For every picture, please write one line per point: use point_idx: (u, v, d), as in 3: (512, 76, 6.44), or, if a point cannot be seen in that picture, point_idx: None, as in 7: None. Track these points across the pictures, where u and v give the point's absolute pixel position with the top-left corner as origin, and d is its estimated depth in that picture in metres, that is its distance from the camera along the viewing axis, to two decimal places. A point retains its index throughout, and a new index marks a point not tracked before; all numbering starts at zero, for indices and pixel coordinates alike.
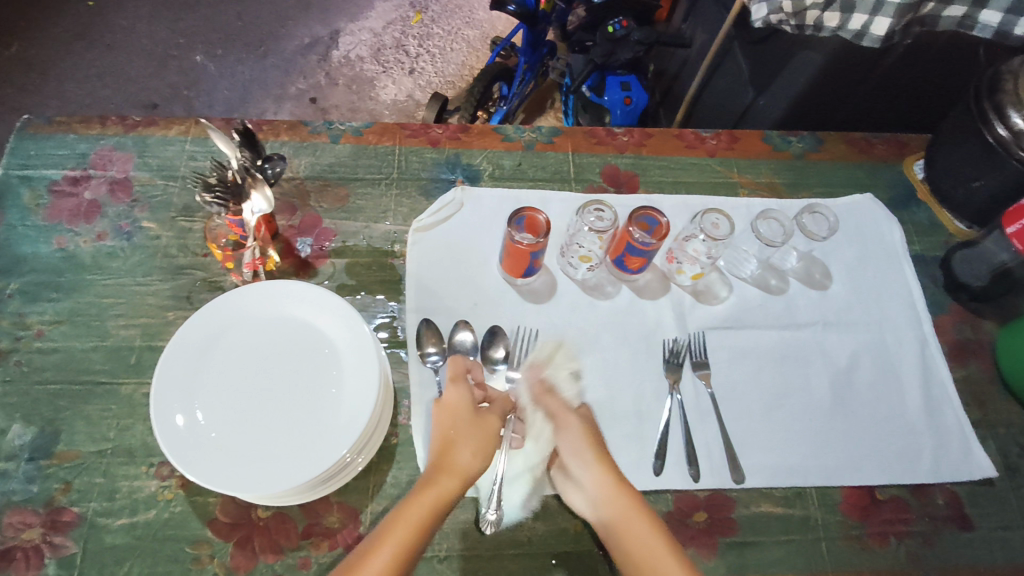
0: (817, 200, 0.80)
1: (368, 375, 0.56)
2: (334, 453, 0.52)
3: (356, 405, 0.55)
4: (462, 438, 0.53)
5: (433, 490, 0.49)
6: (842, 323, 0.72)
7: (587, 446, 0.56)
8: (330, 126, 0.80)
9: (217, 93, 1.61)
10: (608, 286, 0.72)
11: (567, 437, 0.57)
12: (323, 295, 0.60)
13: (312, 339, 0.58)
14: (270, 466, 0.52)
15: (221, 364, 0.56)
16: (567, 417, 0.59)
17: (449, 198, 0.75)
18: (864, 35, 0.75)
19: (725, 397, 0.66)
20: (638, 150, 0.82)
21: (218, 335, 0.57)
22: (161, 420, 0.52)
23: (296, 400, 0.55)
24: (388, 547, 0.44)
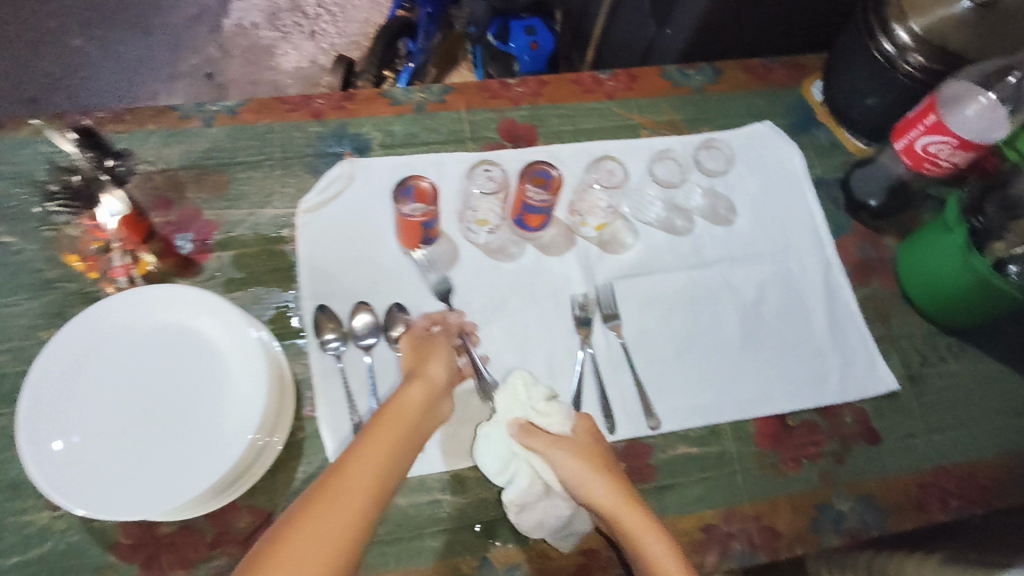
0: (716, 132, 0.79)
1: (257, 374, 0.54)
2: (231, 461, 0.51)
3: (246, 410, 0.53)
4: (425, 356, 0.58)
5: (398, 419, 0.51)
6: (748, 257, 0.72)
7: (590, 469, 0.54)
8: (201, 108, 0.73)
9: (101, 79, 1.49)
10: (512, 247, 0.69)
11: (566, 466, 0.54)
12: (198, 294, 0.55)
13: (190, 342, 0.55)
14: (164, 483, 0.50)
15: (95, 382, 0.52)
16: (556, 444, 0.56)
17: (336, 172, 0.71)
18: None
19: (637, 346, 0.66)
20: (534, 100, 0.79)
21: (83, 351, 0.53)
22: (33, 451, 0.48)
23: (184, 409, 0.53)
24: (374, 447, 0.47)
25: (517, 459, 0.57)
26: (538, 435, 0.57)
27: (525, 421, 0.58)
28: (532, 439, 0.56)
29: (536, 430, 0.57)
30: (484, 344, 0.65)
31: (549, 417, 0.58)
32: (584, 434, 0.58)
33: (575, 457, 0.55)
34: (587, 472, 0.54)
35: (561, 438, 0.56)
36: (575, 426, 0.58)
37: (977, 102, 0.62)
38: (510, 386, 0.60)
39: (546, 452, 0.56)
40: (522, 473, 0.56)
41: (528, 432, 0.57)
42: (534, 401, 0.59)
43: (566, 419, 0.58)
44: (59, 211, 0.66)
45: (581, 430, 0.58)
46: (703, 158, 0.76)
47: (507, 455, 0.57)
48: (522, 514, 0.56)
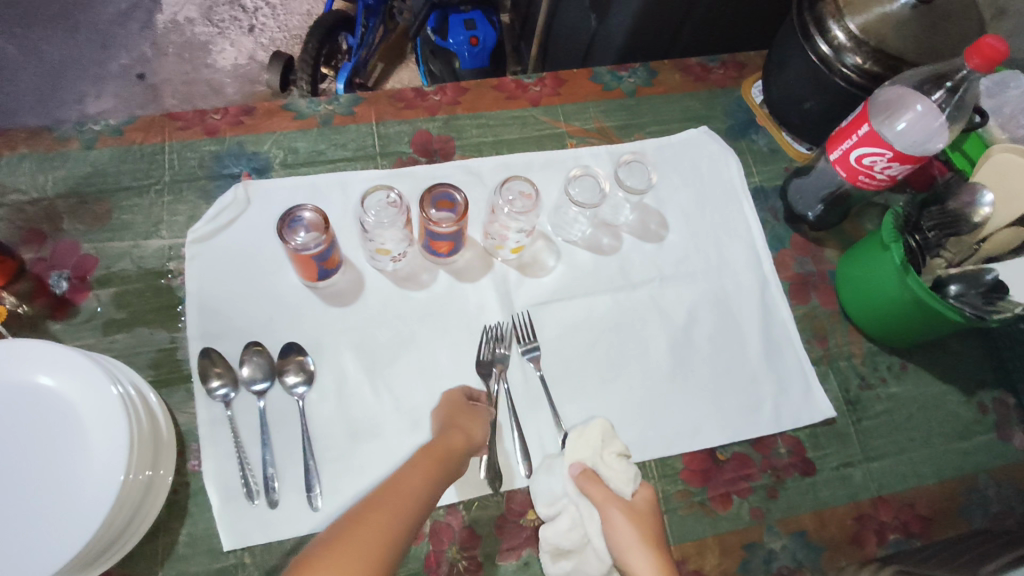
0: (648, 140, 0.74)
1: (115, 433, 0.48)
2: (85, 534, 0.46)
3: (102, 475, 0.47)
4: (464, 417, 0.54)
5: (444, 443, 0.50)
6: (679, 277, 0.68)
7: (637, 538, 0.47)
8: (82, 127, 0.68)
9: (24, 81, 1.41)
10: (424, 274, 0.64)
11: (617, 530, 0.47)
12: (55, 349, 0.50)
13: (44, 403, 0.50)
14: (12, 565, 0.45)
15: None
16: (613, 501, 0.49)
17: (230, 197, 0.65)
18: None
19: (558, 379, 0.62)
20: (452, 109, 0.73)
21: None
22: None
23: (37, 478, 0.48)
24: (417, 472, 0.46)
25: (565, 503, 0.53)
26: (596, 486, 0.50)
27: (590, 467, 0.53)
28: (591, 489, 0.50)
29: (597, 480, 0.51)
30: (389, 383, 0.60)
31: (613, 473, 0.52)
32: (646, 504, 0.50)
33: (630, 524, 0.47)
34: (640, 542, 0.46)
35: (621, 499, 0.49)
36: (639, 492, 0.51)
37: (911, 111, 0.59)
38: (586, 428, 0.56)
39: (601, 507, 0.49)
40: (563, 519, 0.52)
41: (590, 479, 0.51)
42: (605, 452, 0.54)
43: (633, 481, 0.52)
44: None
45: (643, 498, 0.50)
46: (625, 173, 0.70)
47: (560, 493, 0.53)
48: (557, 560, 0.53)
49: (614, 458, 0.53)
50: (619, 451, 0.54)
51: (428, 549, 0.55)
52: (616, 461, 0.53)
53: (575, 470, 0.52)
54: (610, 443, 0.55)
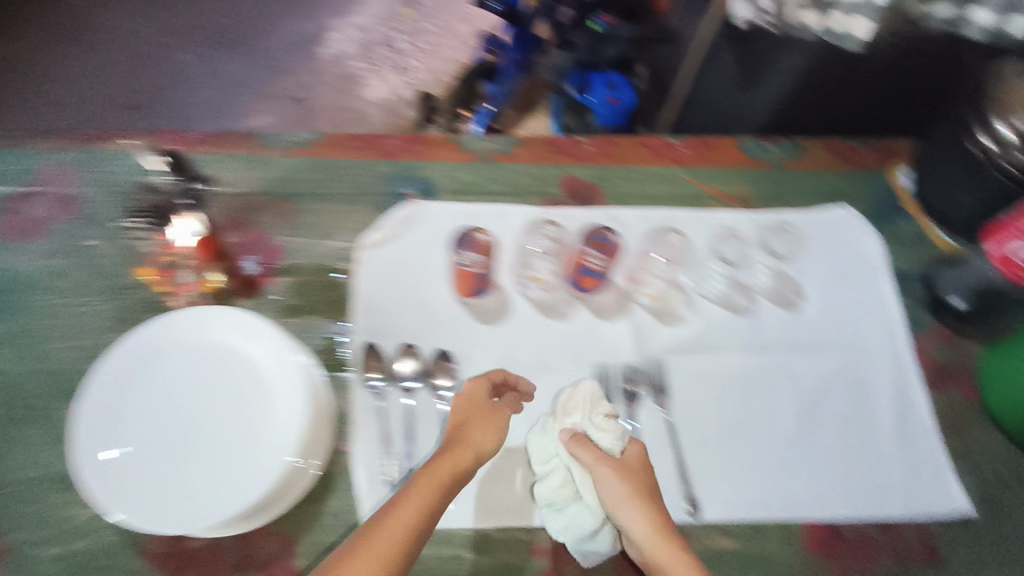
0: (791, 212, 0.76)
1: (297, 405, 0.55)
2: (262, 489, 0.51)
3: (283, 439, 0.53)
4: (475, 422, 0.57)
5: (453, 459, 0.53)
6: (812, 346, 0.68)
7: (629, 491, 0.54)
8: (280, 138, 0.77)
9: (200, 93, 1.59)
10: (564, 306, 0.68)
11: (609, 484, 0.54)
12: (253, 320, 0.57)
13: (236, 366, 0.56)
14: (199, 501, 0.51)
15: (145, 395, 0.55)
16: (605, 461, 0.56)
17: (400, 213, 0.72)
18: (865, 6, 0.77)
19: (684, 426, 0.63)
20: (603, 160, 0.78)
21: (139, 366, 0.56)
22: (79, 456, 0.50)
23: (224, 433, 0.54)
24: (415, 501, 0.48)
25: (556, 462, 0.58)
26: (587, 447, 0.56)
27: (580, 432, 0.58)
28: (583, 449, 0.56)
29: (586, 440, 0.57)
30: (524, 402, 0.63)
31: (603, 434, 0.57)
32: (634, 459, 0.57)
33: (622, 478, 0.55)
34: (631, 495, 0.54)
35: (612, 458, 0.56)
36: (626, 450, 0.58)
37: None
38: (577, 391, 0.61)
39: (592, 467, 0.55)
40: (556, 475, 0.57)
41: (581, 441, 0.57)
42: (594, 415, 0.59)
43: (620, 440, 0.58)
44: (127, 220, 0.71)
45: (631, 454, 0.57)
46: (772, 241, 0.73)
47: (553, 452, 0.58)
48: (552, 516, 0.57)
49: (604, 420, 0.58)
50: (608, 413, 0.59)
51: (547, 565, 0.57)
52: (607, 422, 0.58)
53: (566, 432, 0.58)
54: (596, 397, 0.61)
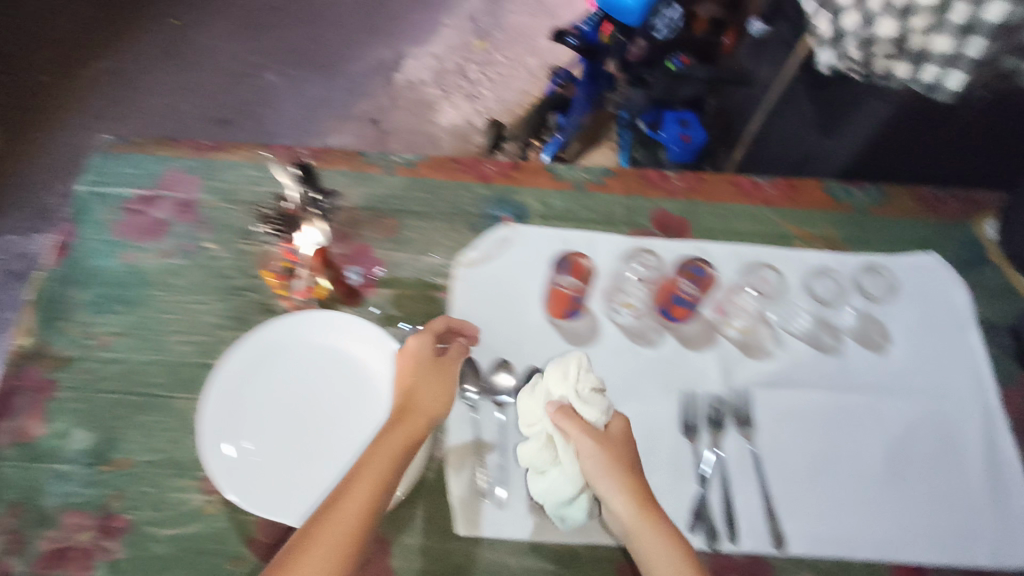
0: (878, 257, 0.77)
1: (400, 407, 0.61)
2: None
3: None
4: (422, 383, 0.58)
5: (403, 431, 0.55)
6: (898, 389, 0.69)
7: (611, 467, 0.55)
8: (386, 157, 0.82)
9: (286, 111, 1.70)
10: (652, 333, 0.70)
11: (590, 458, 0.55)
12: (358, 327, 0.64)
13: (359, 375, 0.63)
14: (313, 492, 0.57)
15: (270, 389, 0.61)
16: (588, 436, 0.55)
17: (498, 234, 0.75)
18: (958, 57, 0.74)
19: (769, 458, 0.64)
20: (691, 195, 0.81)
21: (267, 362, 0.62)
22: (204, 450, 0.56)
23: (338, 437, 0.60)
24: (364, 484, 0.51)
25: (541, 429, 0.59)
26: (571, 421, 0.56)
27: (566, 404, 0.57)
28: (567, 422, 0.56)
29: (571, 413, 0.56)
30: None
31: (589, 410, 0.56)
32: (619, 433, 0.57)
33: (604, 452, 0.55)
34: (611, 472, 0.55)
35: (596, 431, 0.56)
36: (611, 423, 0.57)
37: None
38: (563, 362, 0.58)
39: (577, 440, 0.55)
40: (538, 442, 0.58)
41: (565, 414, 0.56)
42: (580, 387, 0.57)
43: (604, 414, 0.57)
44: (257, 225, 0.75)
45: (617, 428, 0.57)
46: (864, 282, 0.74)
47: (541, 418, 0.59)
48: (538, 477, 0.59)
49: (591, 395, 0.57)
50: (594, 387, 0.57)
51: None
52: (594, 398, 0.57)
53: (551, 403, 0.57)
54: (582, 367, 0.58)
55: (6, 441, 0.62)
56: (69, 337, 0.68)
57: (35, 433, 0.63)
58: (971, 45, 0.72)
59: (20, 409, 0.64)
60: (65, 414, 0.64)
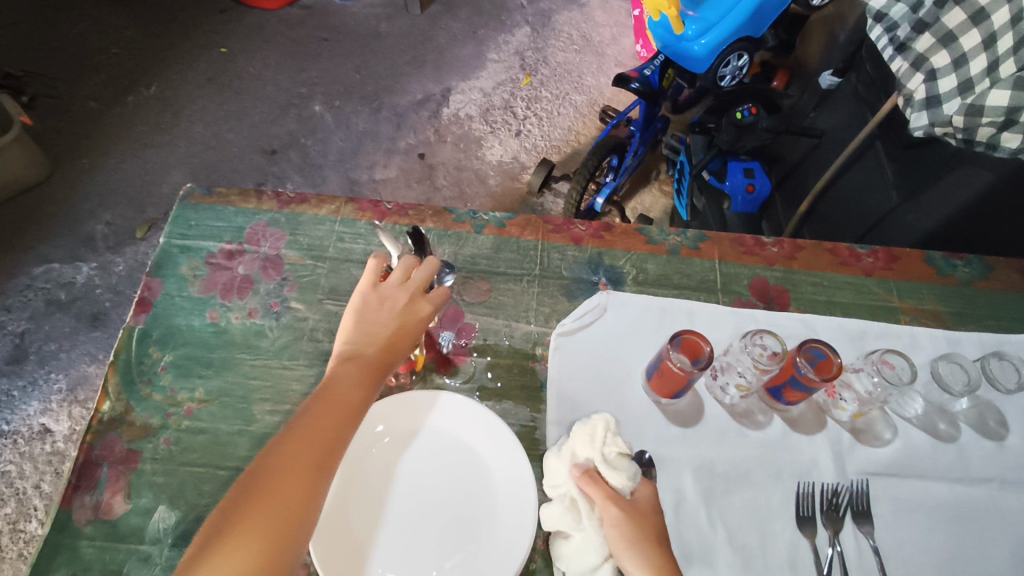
0: (990, 335, 0.73)
1: (521, 516, 0.56)
2: None
3: (503, 548, 0.55)
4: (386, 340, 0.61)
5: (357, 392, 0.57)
6: (1022, 482, 0.65)
7: (636, 535, 0.52)
8: (474, 215, 0.80)
9: (331, 143, 1.68)
10: (759, 414, 0.67)
11: (614, 526, 0.52)
12: (490, 418, 0.62)
13: (476, 466, 0.60)
14: None
15: (389, 457, 0.60)
16: (613, 502, 0.53)
17: (593, 302, 0.73)
18: None
19: (892, 557, 0.60)
20: (789, 263, 0.78)
21: (382, 433, 0.61)
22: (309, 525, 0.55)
23: (435, 525, 0.57)
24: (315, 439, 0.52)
25: (564, 492, 0.57)
26: (597, 484, 0.54)
27: (592, 468, 0.56)
28: (592, 487, 0.54)
29: (598, 478, 0.55)
30: (723, 513, 0.62)
31: (614, 474, 0.54)
32: (645, 501, 0.54)
33: (628, 520, 0.52)
34: (633, 541, 0.51)
35: (622, 499, 0.53)
36: (639, 490, 0.55)
37: None
38: (590, 424, 0.58)
39: (601, 506, 0.53)
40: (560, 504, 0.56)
41: (590, 478, 0.54)
42: (608, 450, 0.55)
43: (634, 479, 0.55)
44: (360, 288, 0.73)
45: (643, 497, 0.54)
46: (994, 369, 0.69)
47: (567, 481, 0.57)
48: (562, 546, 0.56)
49: (616, 459, 0.55)
50: (620, 450, 0.56)
51: None
52: (619, 462, 0.55)
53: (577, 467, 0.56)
54: (608, 432, 0.57)
55: (85, 517, 0.59)
56: (152, 403, 0.65)
57: (117, 509, 0.60)
58: None
59: (101, 480, 0.61)
60: (148, 488, 0.61)
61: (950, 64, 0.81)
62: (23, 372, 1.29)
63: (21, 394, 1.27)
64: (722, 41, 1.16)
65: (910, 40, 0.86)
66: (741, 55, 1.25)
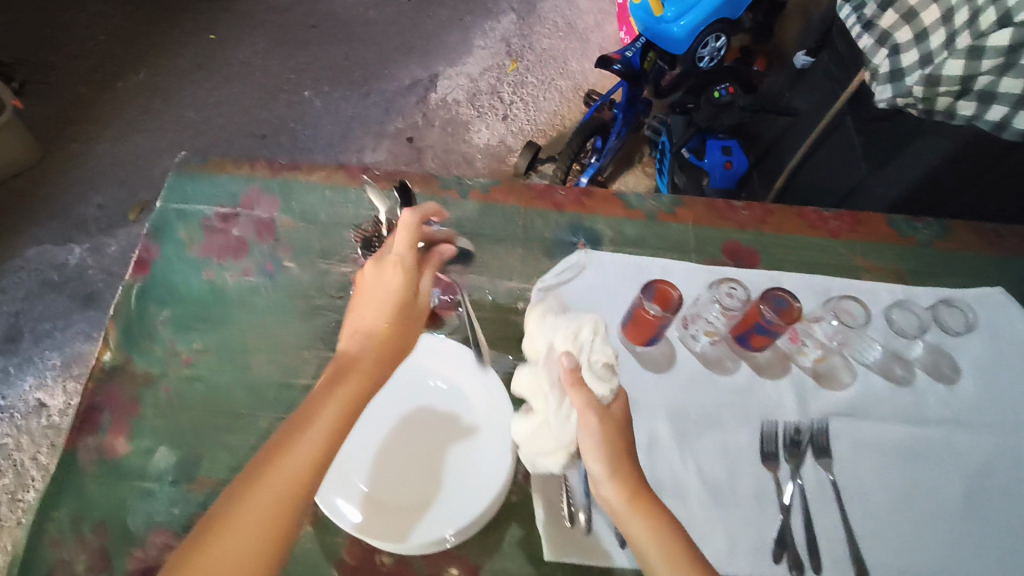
0: (946, 289, 0.78)
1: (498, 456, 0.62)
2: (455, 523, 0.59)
3: (479, 483, 0.61)
4: (384, 315, 0.62)
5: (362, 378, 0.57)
6: (973, 423, 0.70)
7: (608, 444, 0.55)
8: (460, 182, 0.83)
9: (320, 127, 1.71)
10: (728, 361, 0.71)
11: (588, 435, 0.56)
12: (479, 368, 0.67)
13: (463, 407, 0.66)
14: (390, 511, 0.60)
15: (384, 396, 0.66)
16: (591, 411, 0.56)
17: (572, 261, 0.77)
18: None
19: (847, 489, 0.65)
20: (759, 226, 0.82)
21: None
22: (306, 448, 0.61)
23: (420, 461, 0.62)
24: (317, 432, 0.53)
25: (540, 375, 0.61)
26: (577, 388, 0.57)
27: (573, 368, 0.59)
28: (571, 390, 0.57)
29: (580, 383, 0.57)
30: (693, 451, 0.66)
31: (594, 380, 0.57)
32: (619, 409, 0.57)
33: (601, 429, 0.56)
34: (602, 447, 0.55)
35: (599, 407, 0.56)
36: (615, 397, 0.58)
37: None
38: (583, 325, 0.60)
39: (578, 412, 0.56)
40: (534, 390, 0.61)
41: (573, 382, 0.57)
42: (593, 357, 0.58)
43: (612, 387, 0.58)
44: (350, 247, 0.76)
45: (618, 405, 0.58)
46: (942, 314, 0.75)
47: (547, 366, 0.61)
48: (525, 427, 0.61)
49: (599, 368, 0.58)
50: (604, 361, 0.58)
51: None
52: (601, 371, 0.58)
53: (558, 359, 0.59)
54: (595, 330, 0.60)
55: (90, 458, 0.62)
56: (152, 354, 0.69)
57: (120, 450, 0.63)
58: None
59: (104, 424, 0.64)
60: (149, 431, 0.64)
61: (913, 39, 0.85)
62: (18, 349, 1.32)
63: (17, 370, 1.29)
64: (702, 20, 1.22)
65: (877, 17, 0.91)
66: (720, 37, 1.30)
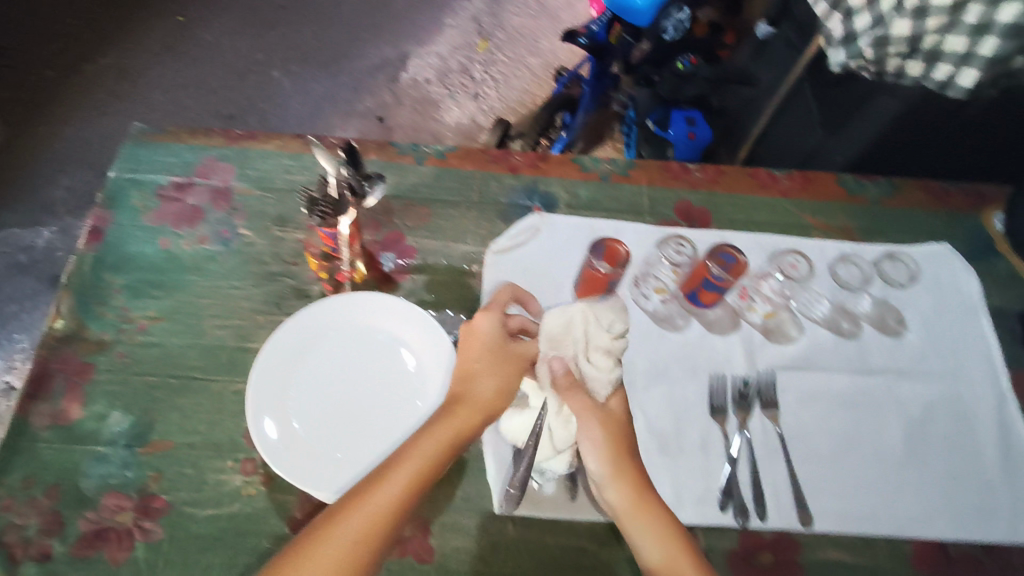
0: (893, 245, 0.80)
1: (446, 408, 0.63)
2: None
3: None
4: (482, 371, 0.60)
5: (453, 423, 0.57)
6: (916, 373, 0.71)
7: (609, 445, 0.58)
8: (416, 148, 0.83)
9: (290, 108, 1.70)
10: (678, 319, 0.72)
11: (587, 436, 0.58)
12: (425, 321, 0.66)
13: (411, 361, 0.65)
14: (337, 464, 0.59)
15: (329, 351, 0.65)
16: (592, 412, 0.59)
17: (527, 223, 0.77)
18: (971, 56, 0.77)
19: (794, 439, 0.66)
20: (712, 187, 0.83)
21: (329, 328, 0.66)
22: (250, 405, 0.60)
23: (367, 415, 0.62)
24: (395, 481, 0.52)
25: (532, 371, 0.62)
26: (578, 392, 0.60)
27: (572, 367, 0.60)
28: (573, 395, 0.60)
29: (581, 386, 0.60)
30: (642, 405, 0.67)
31: (597, 380, 0.60)
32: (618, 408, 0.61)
33: (601, 428, 0.59)
34: (603, 448, 0.58)
35: (600, 409, 0.60)
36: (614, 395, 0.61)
37: None
38: (575, 318, 0.62)
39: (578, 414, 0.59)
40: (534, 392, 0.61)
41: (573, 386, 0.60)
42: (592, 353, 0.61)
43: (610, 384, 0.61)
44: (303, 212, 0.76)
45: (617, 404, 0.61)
46: (888, 269, 0.78)
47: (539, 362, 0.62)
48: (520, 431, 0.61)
49: (598, 363, 0.61)
50: (604, 352, 0.61)
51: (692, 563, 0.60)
52: (599, 369, 0.61)
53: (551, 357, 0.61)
54: (587, 323, 0.62)
55: (42, 423, 0.62)
56: (105, 321, 0.69)
57: (73, 415, 0.63)
58: (984, 45, 0.75)
59: (56, 390, 0.64)
60: (103, 396, 0.64)
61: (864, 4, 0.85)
62: None
63: None
64: None
65: None
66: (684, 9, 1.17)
